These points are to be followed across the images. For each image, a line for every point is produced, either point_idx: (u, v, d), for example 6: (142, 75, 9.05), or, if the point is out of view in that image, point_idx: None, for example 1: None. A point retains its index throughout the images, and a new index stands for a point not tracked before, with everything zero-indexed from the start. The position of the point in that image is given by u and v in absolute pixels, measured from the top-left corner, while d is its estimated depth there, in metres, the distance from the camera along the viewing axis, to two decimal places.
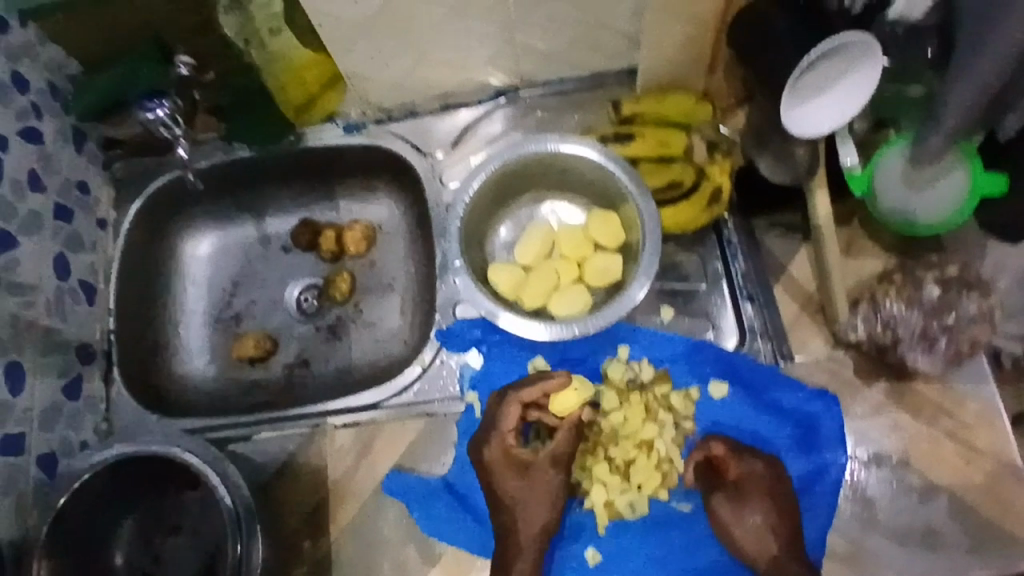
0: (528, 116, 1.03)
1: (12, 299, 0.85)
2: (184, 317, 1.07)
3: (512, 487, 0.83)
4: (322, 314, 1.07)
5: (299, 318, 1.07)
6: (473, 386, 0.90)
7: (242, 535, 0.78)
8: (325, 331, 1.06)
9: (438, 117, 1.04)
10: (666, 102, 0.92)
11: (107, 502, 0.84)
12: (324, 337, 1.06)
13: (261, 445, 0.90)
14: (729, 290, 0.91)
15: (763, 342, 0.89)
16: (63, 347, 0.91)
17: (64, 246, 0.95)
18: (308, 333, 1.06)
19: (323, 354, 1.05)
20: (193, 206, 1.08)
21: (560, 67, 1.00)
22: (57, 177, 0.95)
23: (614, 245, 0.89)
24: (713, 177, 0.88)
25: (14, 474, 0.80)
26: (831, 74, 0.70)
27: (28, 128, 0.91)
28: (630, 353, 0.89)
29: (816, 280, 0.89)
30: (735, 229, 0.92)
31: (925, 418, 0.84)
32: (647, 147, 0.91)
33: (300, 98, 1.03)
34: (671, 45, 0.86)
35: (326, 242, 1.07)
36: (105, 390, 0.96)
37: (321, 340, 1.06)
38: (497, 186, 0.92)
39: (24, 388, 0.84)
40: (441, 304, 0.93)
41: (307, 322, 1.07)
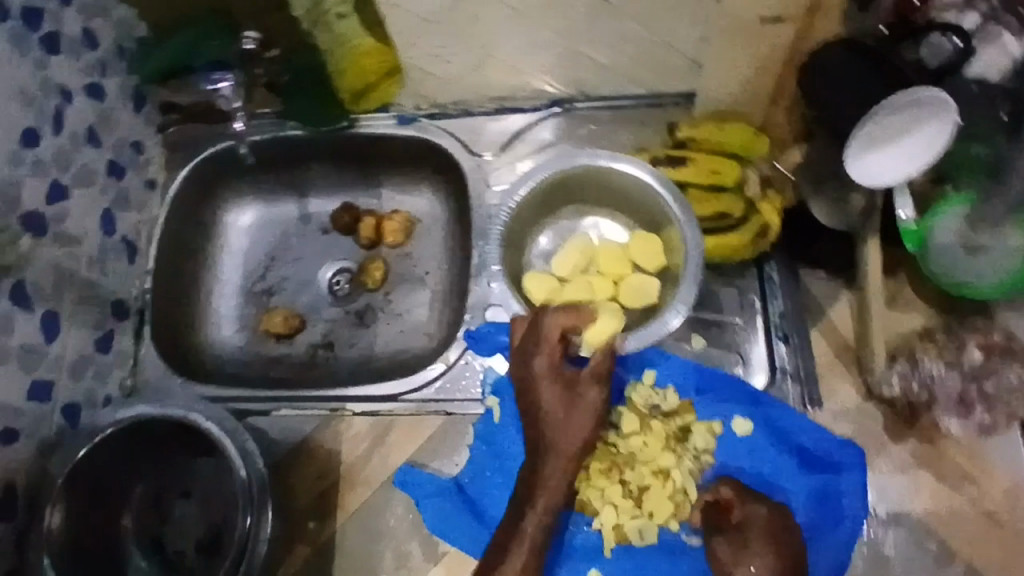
0: (580, 128, 1.01)
1: (59, 249, 0.86)
2: (218, 286, 1.08)
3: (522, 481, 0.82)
4: (353, 300, 1.08)
5: (331, 301, 1.08)
6: (495, 391, 0.90)
7: (253, 508, 0.79)
8: (354, 317, 1.07)
9: (490, 119, 1.03)
10: (726, 130, 0.89)
11: (124, 458, 0.85)
12: (352, 322, 1.07)
13: (278, 423, 0.91)
14: (764, 327, 0.89)
15: (792, 384, 0.87)
16: (100, 301, 0.93)
17: (112, 203, 0.96)
18: (335, 316, 1.07)
19: (348, 339, 1.06)
20: (240, 177, 1.10)
21: (621, 82, 0.98)
22: (114, 134, 0.97)
23: (654, 268, 0.88)
24: (763, 213, 0.87)
25: (39, 421, 0.82)
26: (880, 135, 0.72)
27: (92, 83, 0.93)
28: (657, 379, 0.88)
29: (855, 329, 0.88)
30: (778, 267, 0.91)
31: (949, 482, 0.82)
32: (700, 175, 0.88)
33: (357, 86, 1.00)
34: (735, 72, 0.85)
35: (365, 228, 1.08)
36: (134, 346, 0.98)
37: (348, 324, 1.07)
38: (543, 197, 0.91)
39: (59, 336, 0.85)
40: (472, 305, 0.94)
41: (336, 305, 1.08)
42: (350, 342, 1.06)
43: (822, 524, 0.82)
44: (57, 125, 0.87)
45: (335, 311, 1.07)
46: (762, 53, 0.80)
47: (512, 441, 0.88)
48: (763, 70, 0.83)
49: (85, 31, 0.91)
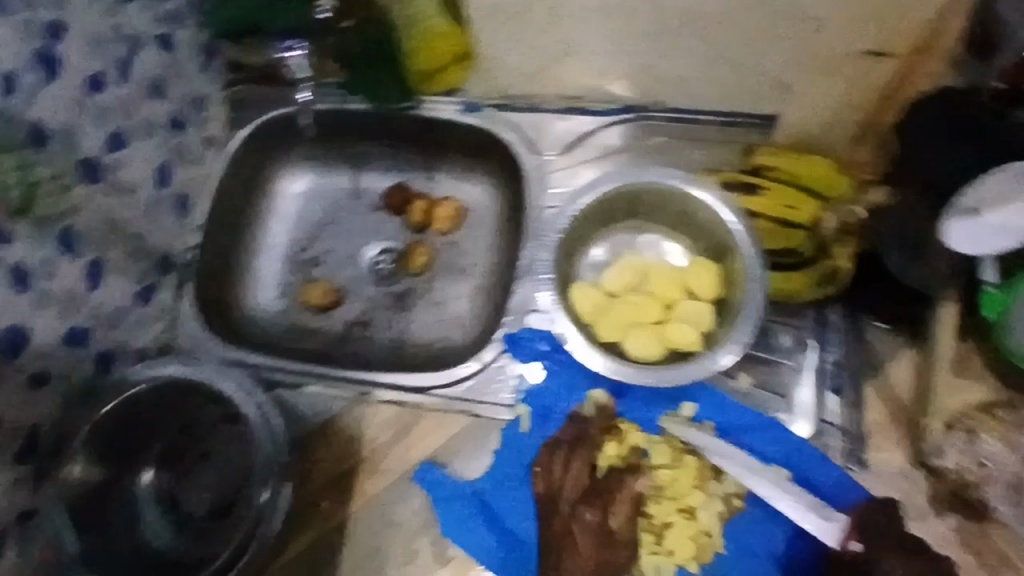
0: (650, 138, 0.95)
1: (112, 198, 0.86)
2: (263, 249, 1.08)
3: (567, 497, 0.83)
4: (395, 284, 1.06)
5: (373, 279, 1.07)
6: (526, 399, 0.87)
7: (270, 483, 0.78)
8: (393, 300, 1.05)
9: (558, 116, 0.98)
10: (806, 163, 0.85)
11: (152, 415, 0.85)
12: (391, 304, 1.05)
13: (306, 399, 0.90)
14: (816, 377, 0.85)
15: (837, 439, 0.83)
16: (146, 254, 0.92)
17: (171, 156, 0.95)
18: (375, 293, 1.06)
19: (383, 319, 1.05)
20: (297, 144, 1.09)
21: (703, 98, 0.93)
22: (180, 87, 0.96)
23: (708, 298, 0.84)
24: (835, 258, 0.82)
25: (72, 366, 0.82)
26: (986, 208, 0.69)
27: (164, 35, 0.92)
28: (696, 413, 0.85)
29: (913, 390, 0.83)
30: (841, 314, 0.88)
31: (983, 563, 0.77)
32: (771, 206, 0.85)
33: (427, 66, 0.98)
34: (824, 104, 0.83)
35: (415, 212, 1.06)
36: (174, 302, 0.97)
37: (388, 305, 1.05)
38: (603, 207, 0.88)
39: (102, 285, 0.86)
40: (515, 307, 0.91)
41: (377, 284, 1.07)
42: (387, 321, 1.04)
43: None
44: (124, 72, 0.86)
45: (378, 288, 1.06)
46: None
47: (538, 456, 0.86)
48: None
49: None
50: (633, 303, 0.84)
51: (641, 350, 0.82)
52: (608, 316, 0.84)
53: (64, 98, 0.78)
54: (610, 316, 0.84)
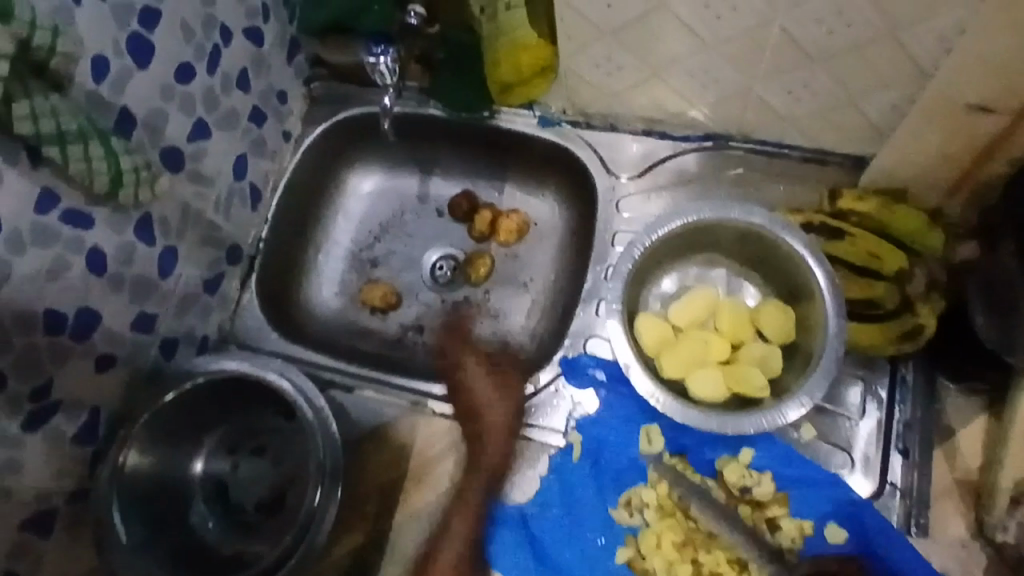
0: (728, 169, 0.94)
1: (190, 187, 0.87)
2: (327, 245, 1.08)
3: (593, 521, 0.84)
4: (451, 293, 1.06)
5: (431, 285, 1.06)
6: (579, 427, 0.86)
7: (324, 484, 0.79)
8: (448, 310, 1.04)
9: (633, 139, 0.97)
10: (895, 212, 0.80)
11: (209, 404, 0.87)
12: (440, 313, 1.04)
13: (358, 402, 0.90)
14: (884, 437, 0.81)
15: (900, 501, 0.79)
16: (217, 244, 0.94)
17: (248, 149, 0.96)
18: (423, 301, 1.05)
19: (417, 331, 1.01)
20: (371, 146, 1.09)
21: (790, 133, 0.90)
22: (263, 81, 0.96)
23: (778, 341, 0.81)
24: (920, 315, 0.78)
25: (138, 350, 0.84)
26: None
27: (253, 28, 0.92)
28: (753, 459, 0.82)
29: (984, 462, 0.80)
30: (913, 372, 0.83)
31: None
32: (855, 253, 0.81)
33: (509, 78, 0.94)
34: (921, 151, 0.77)
35: (480, 222, 1.06)
36: (239, 292, 0.99)
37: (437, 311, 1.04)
38: (678, 240, 0.86)
39: (173, 272, 0.87)
40: (574, 331, 0.89)
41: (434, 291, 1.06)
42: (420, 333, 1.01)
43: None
44: (212, 65, 0.87)
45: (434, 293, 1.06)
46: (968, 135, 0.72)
47: (585, 484, 0.85)
48: (952, 158, 0.76)
49: None
50: (698, 337, 0.82)
51: (705, 387, 0.79)
52: (671, 350, 0.81)
53: (155, 88, 0.80)
54: (673, 351, 0.81)
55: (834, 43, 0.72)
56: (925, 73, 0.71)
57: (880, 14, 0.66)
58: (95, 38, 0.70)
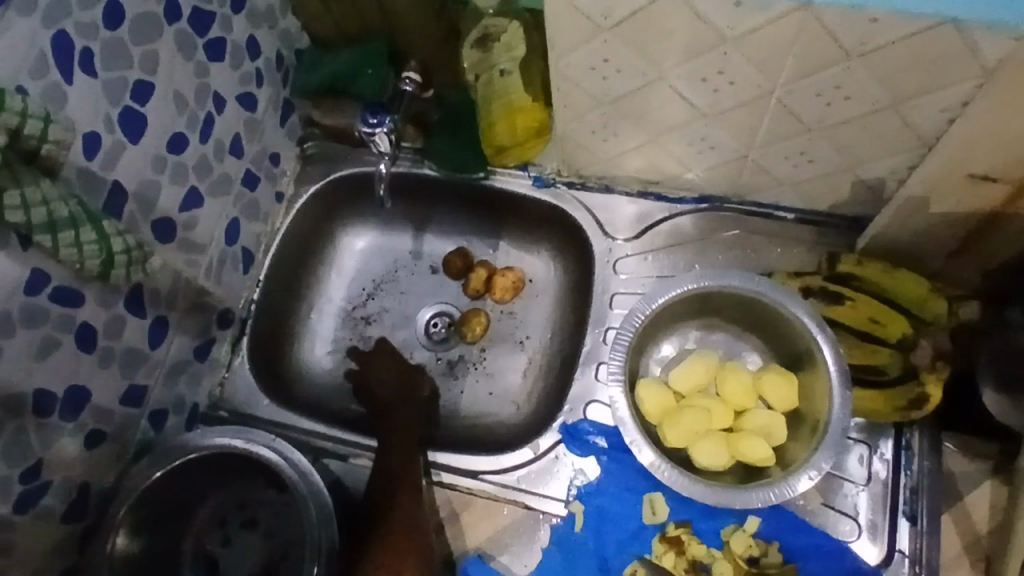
0: (724, 230, 0.94)
1: (181, 255, 0.86)
2: (320, 304, 1.07)
3: None
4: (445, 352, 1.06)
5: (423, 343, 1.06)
6: (580, 496, 0.84)
7: (321, 560, 0.76)
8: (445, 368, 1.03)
9: (629, 200, 0.98)
10: (894, 276, 0.81)
11: (199, 478, 0.84)
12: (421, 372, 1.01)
13: (353, 471, 0.91)
14: (892, 503, 0.79)
15: (910, 571, 0.78)
16: (209, 309, 0.92)
17: (241, 213, 0.95)
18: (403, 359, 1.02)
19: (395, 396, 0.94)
20: (365, 205, 1.08)
21: (785, 195, 0.90)
22: (256, 144, 0.96)
23: (782, 409, 0.80)
24: (926, 383, 0.77)
25: (127, 424, 0.82)
26: None
27: (247, 94, 0.92)
28: (759, 529, 0.80)
29: (993, 525, 0.79)
30: (920, 436, 0.81)
31: None
32: (856, 317, 0.80)
33: (506, 141, 0.95)
34: (924, 216, 0.78)
35: (475, 280, 1.06)
36: (229, 356, 0.97)
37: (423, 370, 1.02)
38: (676, 306, 0.85)
39: (163, 342, 0.85)
40: (573, 397, 0.89)
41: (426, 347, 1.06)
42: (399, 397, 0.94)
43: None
44: (205, 133, 0.86)
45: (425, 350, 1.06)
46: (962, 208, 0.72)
47: (586, 556, 0.82)
48: (954, 223, 0.77)
49: (250, 40, 0.90)
50: (698, 403, 0.80)
51: (708, 455, 0.77)
52: (670, 417, 0.80)
53: (148, 161, 0.79)
54: (672, 417, 0.80)
55: (830, 114, 0.72)
56: (922, 143, 0.71)
57: (874, 90, 0.67)
58: (83, 117, 0.70)
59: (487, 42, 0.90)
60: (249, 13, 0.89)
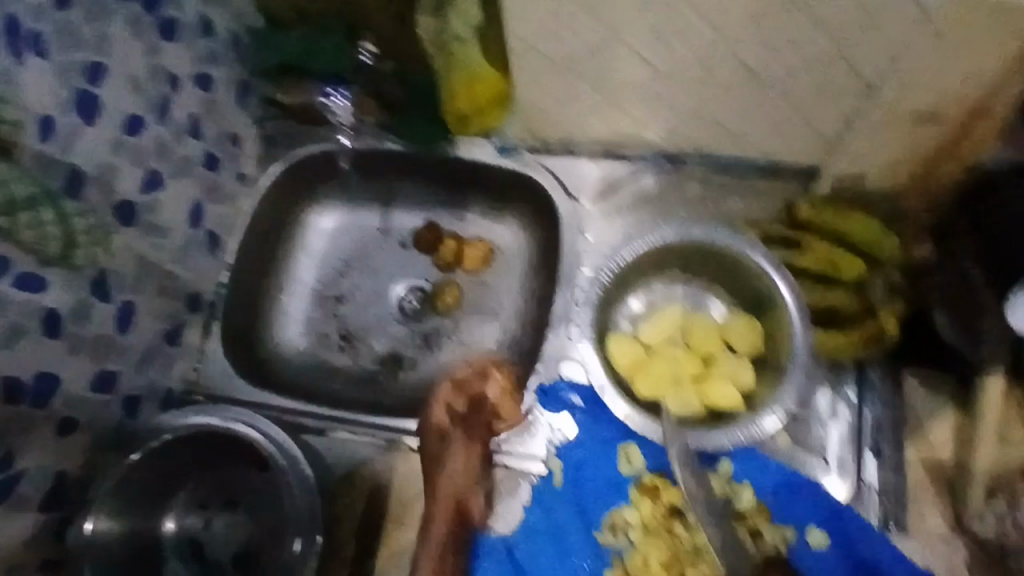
0: (686, 187, 0.96)
1: (146, 240, 0.86)
2: (291, 285, 1.06)
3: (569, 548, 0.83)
4: (470, 413, 0.84)
5: (444, 399, 0.84)
6: (558, 453, 0.86)
7: (305, 531, 0.78)
8: (483, 435, 0.84)
9: (592, 162, 0.99)
10: (850, 220, 0.83)
11: (178, 460, 0.84)
12: (436, 430, 0.82)
13: (334, 446, 0.89)
14: (857, 438, 0.83)
15: (878, 498, 0.81)
16: (178, 293, 0.92)
17: (203, 196, 0.94)
18: (439, 424, 0.82)
19: (442, 454, 0.81)
20: (329, 182, 1.07)
21: (743, 149, 0.92)
22: (215, 125, 0.95)
23: (747, 354, 0.83)
24: (882, 319, 0.80)
25: (100, 410, 0.81)
26: None
27: (202, 75, 0.91)
28: (731, 470, 0.82)
29: (955, 453, 0.82)
30: (881, 372, 0.85)
31: None
32: (814, 262, 0.83)
33: (467, 111, 0.96)
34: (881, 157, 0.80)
35: (445, 251, 1.06)
36: (201, 340, 0.97)
37: (455, 429, 0.82)
38: (641, 262, 0.87)
39: (132, 327, 0.85)
40: (546, 356, 0.90)
41: (447, 397, 0.84)
42: (441, 457, 0.81)
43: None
44: (162, 115, 0.85)
45: (449, 394, 0.84)
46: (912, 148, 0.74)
47: (565, 507, 0.84)
48: (908, 162, 0.79)
49: (200, 18, 0.90)
50: (667, 355, 0.83)
51: (680, 403, 0.80)
52: (641, 371, 0.82)
53: (105, 145, 0.78)
54: (643, 371, 0.82)
55: (780, 64, 0.74)
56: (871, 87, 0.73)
57: (821, 36, 0.69)
58: (35, 100, 0.69)
59: (443, 9, 0.88)
60: None
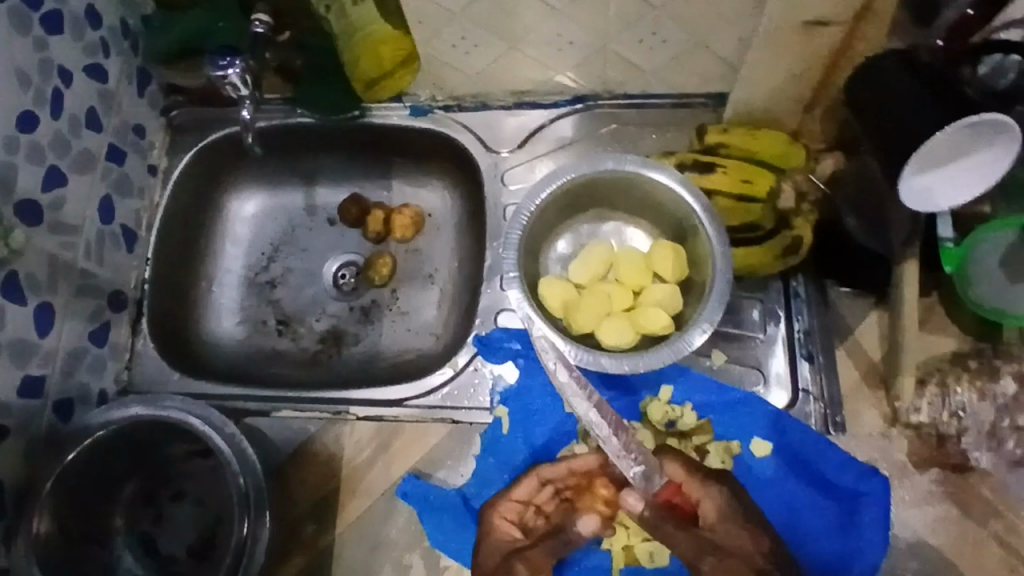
0: (602, 127, 0.97)
1: (54, 238, 0.82)
2: (219, 275, 1.03)
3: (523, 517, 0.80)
4: (551, 528, 0.80)
5: (517, 498, 0.80)
6: (503, 400, 0.87)
7: (250, 515, 0.76)
8: (552, 545, 0.79)
9: (508, 114, 0.99)
10: (757, 138, 0.85)
11: (117, 458, 0.81)
12: (496, 539, 0.78)
13: (278, 424, 0.88)
14: (788, 347, 0.85)
15: (814, 405, 0.83)
16: (97, 292, 0.89)
17: (112, 190, 0.91)
18: (507, 533, 0.79)
19: (505, 566, 0.77)
20: (246, 166, 1.05)
21: (652, 83, 0.93)
22: (115, 117, 0.92)
23: (675, 280, 0.84)
24: (796, 228, 0.83)
25: (29, 417, 0.78)
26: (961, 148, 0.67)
27: (94, 65, 0.88)
28: (673, 395, 0.85)
29: (885, 351, 0.84)
30: (804, 282, 0.87)
31: (975, 517, 0.78)
32: (727, 183, 0.84)
33: (372, 73, 0.94)
34: (773, 78, 0.80)
35: (373, 222, 1.03)
36: (130, 339, 0.94)
37: (531, 547, 0.78)
38: (562, 202, 0.87)
39: (52, 329, 0.82)
40: (483, 310, 0.91)
41: (527, 494, 0.80)
42: (505, 575, 0.76)
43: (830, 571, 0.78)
44: (55, 108, 0.82)
45: (527, 491, 0.80)
46: (806, 58, 0.75)
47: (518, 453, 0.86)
48: (803, 76, 0.79)
49: (89, 10, 0.86)
50: (598, 290, 0.83)
51: (613, 334, 0.81)
52: (574, 308, 0.83)
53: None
54: (576, 306, 0.82)
55: None
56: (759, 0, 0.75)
57: None
58: None
59: None
60: None
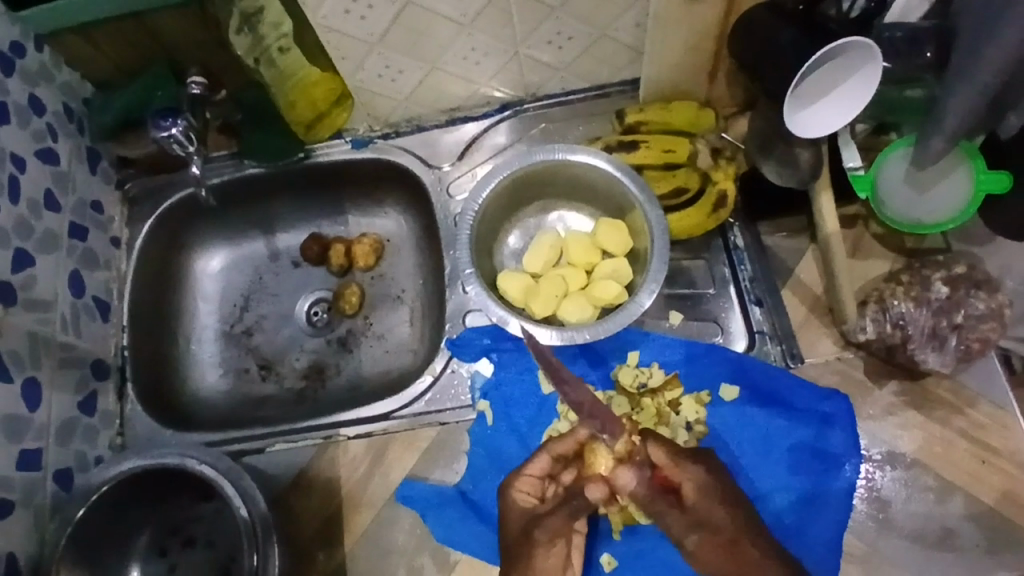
0: (532, 129, 1.04)
1: (30, 316, 0.86)
2: (196, 333, 1.07)
3: (541, 489, 0.82)
4: (568, 494, 0.80)
5: (533, 473, 0.82)
6: (484, 394, 0.92)
7: (258, 546, 0.78)
8: (566, 512, 0.79)
9: (444, 131, 1.05)
10: (672, 110, 0.92)
11: (120, 514, 0.84)
12: (520, 512, 0.81)
13: (273, 459, 0.91)
14: (738, 294, 0.91)
15: (772, 344, 0.89)
16: (79, 362, 0.92)
17: (79, 264, 0.95)
18: (528, 504, 0.81)
19: (528, 534, 0.80)
20: (206, 223, 1.09)
21: (570, 79, 1.00)
22: (72, 196, 0.96)
23: (622, 252, 0.90)
24: (719, 182, 0.89)
25: (32, 487, 0.81)
26: (834, 77, 0.72)
27: (45, 149, 0.92)
28: (641, 359, 0.90)
29: (824, 283, 0.90)
30: (741, 234, 0.93)
31: (937, 418, 0.84)
32: (652, 156, 0.91)
33: (309, 115, 1.01)
34: (672, 58, 0.87)
35: (336, 255, 1.07)
36: (119, 405, 0.97)
37: (551, 514, 0.80)
38: (506, 197, 0.93)
39: (42, 403, 0.84)
40: (451, 313, 0.95)
41: (542, 469, 0.82)
42: (528, 543, 0.79)
43: (812, 493, 0.84)
44: (13, 194, 0.86)
45: (542, 467, 0.81)
46: (696, 29, 0.82)
47: (507, 438, 0.91)
48: (699, 48, 0.86)
49: (32, 98, 0.90)
50: (556, 274, 0.89)
51: (571, 311, 0.86)
52: (530, 295, 0.88)
53: None
54: (532, 294, 0.88)
55: None
56: None
57: None
58: None
59: (253, 23, 0.90)
60: (22, 71, 0.89)
